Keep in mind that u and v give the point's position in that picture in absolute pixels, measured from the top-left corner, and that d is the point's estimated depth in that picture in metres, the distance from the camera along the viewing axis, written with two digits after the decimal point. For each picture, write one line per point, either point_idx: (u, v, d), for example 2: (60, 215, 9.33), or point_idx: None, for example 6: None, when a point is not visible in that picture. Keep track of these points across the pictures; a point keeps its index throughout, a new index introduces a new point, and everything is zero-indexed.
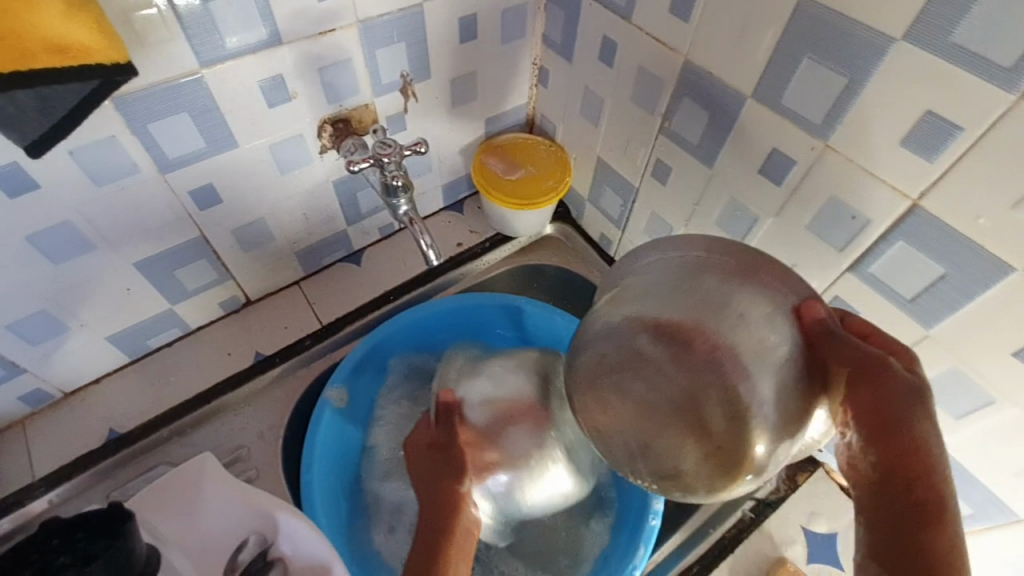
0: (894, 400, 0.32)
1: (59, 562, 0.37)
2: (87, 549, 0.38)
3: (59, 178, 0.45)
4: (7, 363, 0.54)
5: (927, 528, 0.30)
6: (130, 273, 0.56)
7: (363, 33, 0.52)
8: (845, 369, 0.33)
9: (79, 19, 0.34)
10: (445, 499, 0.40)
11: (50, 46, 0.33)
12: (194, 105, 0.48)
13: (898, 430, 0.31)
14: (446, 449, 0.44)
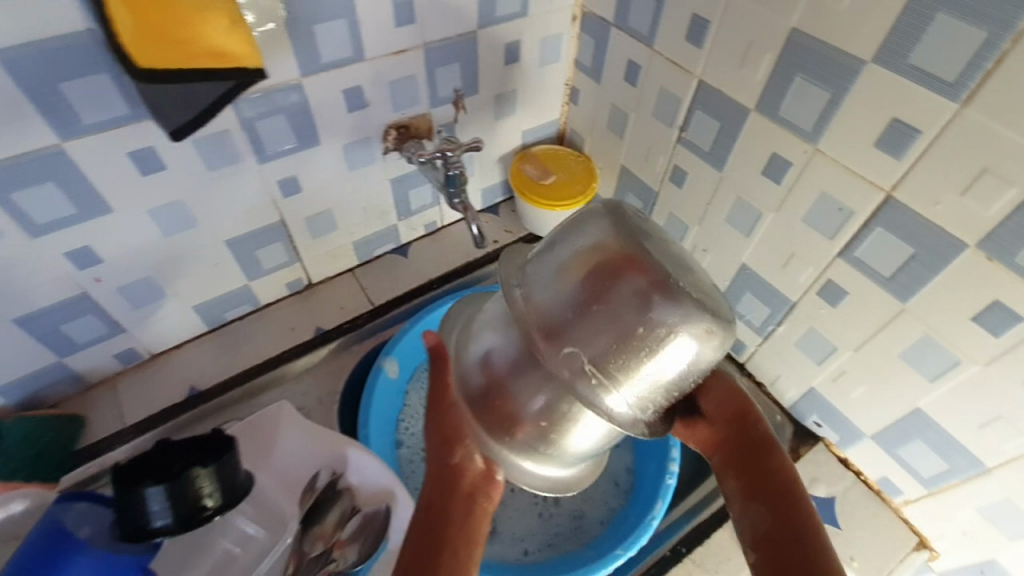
0: (739, 401, 0.51)
1: (176, 468, 0.44)
2: (200, 458, 0.45)
3: (181, 162, 0.55)
4: (113, 321, 0.64)
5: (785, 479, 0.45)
6: (222, 249, 0.65)
7: (428, 54, 0.63)
8: (708, 390, 0.52)
9: (239, 32, 0.43)
10: (447, 498, 0.45)
11: (214, 52, 0.42)
12: (291, 109, 0.58)
13: (750, 424, 0.49)
14: (443, 420, 0.50)
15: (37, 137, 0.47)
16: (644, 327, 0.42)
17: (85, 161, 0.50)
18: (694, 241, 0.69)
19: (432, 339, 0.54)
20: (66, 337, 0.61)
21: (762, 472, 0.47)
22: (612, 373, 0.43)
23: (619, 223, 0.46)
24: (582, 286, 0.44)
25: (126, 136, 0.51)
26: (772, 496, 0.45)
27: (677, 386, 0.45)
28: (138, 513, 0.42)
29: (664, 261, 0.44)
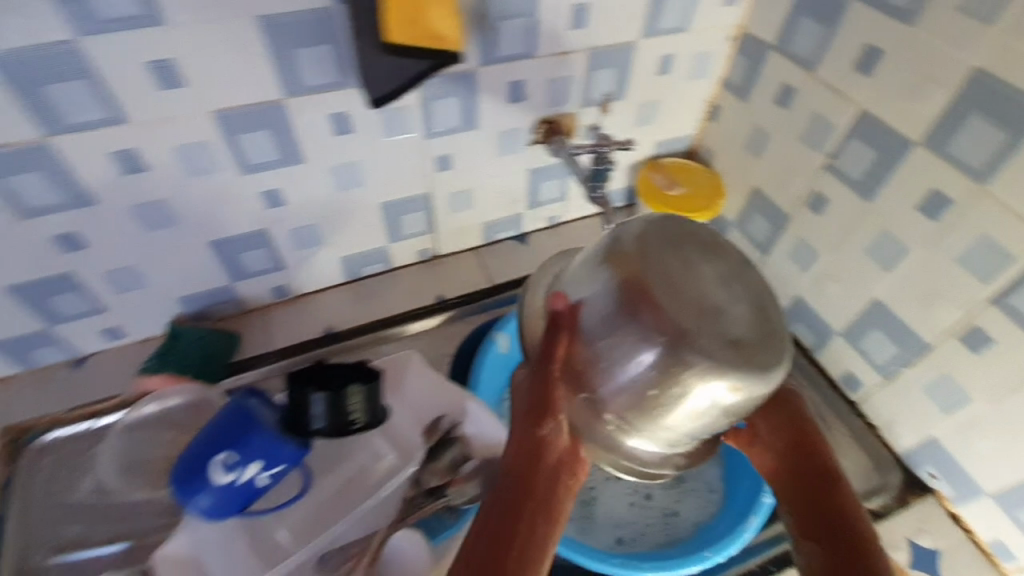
0: (808, 431, 0.53)
1: (336, 383, 0.51)
2: (356, 379, 0.52)
3: (364, 126, 0.63)
4: (278, 258, 0.74)
5: (851, 516, 0.47)
6: (376, 210, 0.73)
7: (591, 58, 0.67)
8: (772, 412, 0.54)
9: (451, 19, 0.49)
10: (528, 484, 0.45)
11: (430, 35, 0.49)
12: (463, 93, 0.64)
13: (815, 453, 0.51)
14: (542, 391, 0.46)
15: (267, 92, 0.56)
16: (654, 384, 0.45)
17: (295, 116, 0.59)
18: (822, 269, 0.69)
19: (561, 302, 0.48)
20: (241, 263, 0.72)
21: (826, 506, 0.48)
22: (631, 423, 0.47)
23: (638, 256, 0.47)
24: (605, 324, 0.46)
25: (331, 99, 0.59)
26: (837, 516, 0.48)
27: (707, 428, 0.47)
28: (302, 413, 0.50)
29: (688, 306, 0.45)
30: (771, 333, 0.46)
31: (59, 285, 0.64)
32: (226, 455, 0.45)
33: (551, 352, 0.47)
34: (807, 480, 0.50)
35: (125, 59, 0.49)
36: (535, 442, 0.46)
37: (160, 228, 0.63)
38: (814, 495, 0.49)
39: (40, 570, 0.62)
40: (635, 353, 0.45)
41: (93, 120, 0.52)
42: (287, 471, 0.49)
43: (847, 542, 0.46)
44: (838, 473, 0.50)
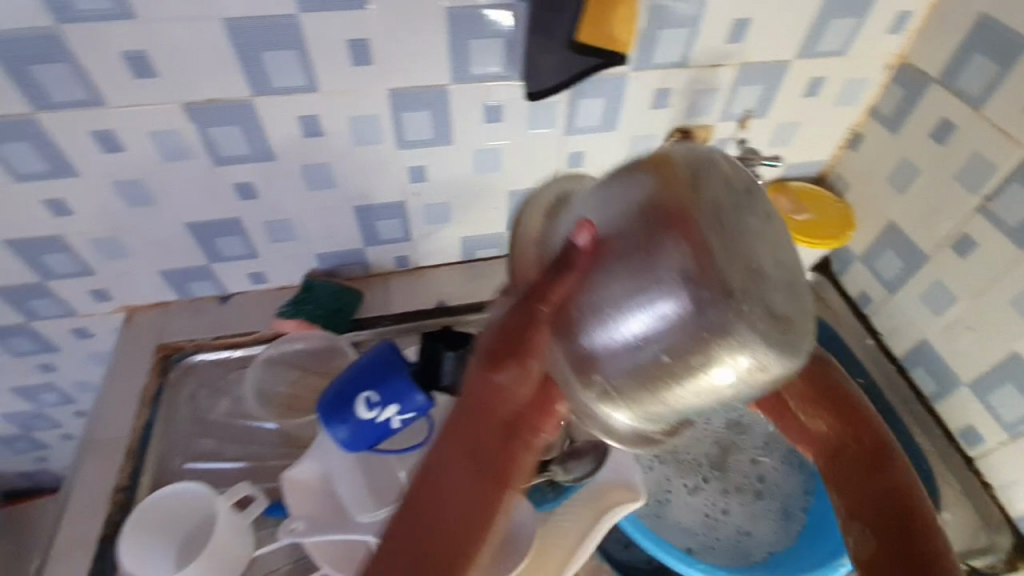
0: (856, 413, 0.59)
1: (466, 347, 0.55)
2: None
3: (516, 117, 0.67)
4: (409, 230, 0.79)
5: (909, 498, 0.55)
6: (506, 197, 0.77)
7: (742, 72, 0.68)
8: (810, 391, 0.59)
9: (630, 25, 0.52)
10: (479, 432, 0.45)
11: (607, 37, 0.52)
12: (612, 94, 0.67)
13: (865, 436, 0.58)
14: (516, 333, 0.43)
15: (440, 76, 0.61)
16: (662, 343, 0.38)
17: (457, 101, 0.64)
18: (959, 315, 0.70)
19: (586, 235, 0.41)
20: (376, 230, 0.78)
21: (880, 486, 0.56)
22: (621, 393, 0.40)
23: (690, 190, 0.39)
24: (624, 256, 0.39)
25: (494, 88, 0.63)
26: (885, 485, 0.56)
27: (699, 403, 0.40)
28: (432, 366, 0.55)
29: (723, 260, 0.38)
30: (790, 319, 0.39)
31: (228, 227, 0.73)
32: (366, 396, 0.52)
33: (561, 292, 0.42)
34: (857, 460, 0.57)
35: (330, 36, 0.55)
36: (499, 385, 0.45)
37: (320, 187, 0.70)
38: (865, 477, 0.57)
39: (176, 473, 0.70)
40: (655, 305, 0.38)
41: (293, 86, 0.59)
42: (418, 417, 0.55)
43: (894, 509, 0.55)
44: (891, 455, 0.57)
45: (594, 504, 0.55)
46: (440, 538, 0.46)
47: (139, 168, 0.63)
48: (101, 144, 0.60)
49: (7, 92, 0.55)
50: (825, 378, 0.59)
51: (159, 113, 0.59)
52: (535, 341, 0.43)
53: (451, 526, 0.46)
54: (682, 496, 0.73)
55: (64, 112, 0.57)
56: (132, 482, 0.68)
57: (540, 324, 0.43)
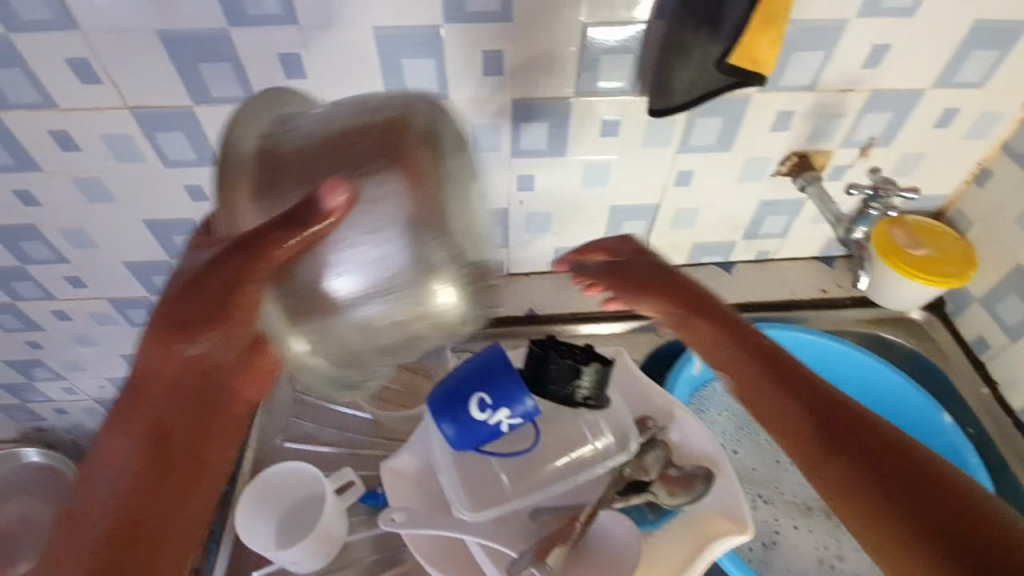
0: (725, 313, 0.59)
1: (570, 364, 0.53)
2: (585, 365, 0.53)
3: (630, 133, 0.67)
4: (507, 236, 0.81)
5: (867, 431, 0.47)
6: (607, 211, 0.78)
7: (869, 99, 0.66)
8: (720, 319, 0.59)
9: (772, 46, 0.52)
10: (177, 402, 0.45)
11: (746, 59, 0.52)
12: (731, 115, 0.66)
13: (777, 358, 0.55)
14: (239, 281, 0.41)
15: (566, 89, 0.62)
16: (398, 310, 0.42)
17: (576, 114, 0.65)
18: None
19: (339, 197, 0.38)
20: None
21: (802, 404, 0.51)
22: (320, 314, 0.43)
23: (402, 141, 0.40)
24: (343, 208, 0.38)
25: (614, 104, 0.64)
26: (792, 374, 0.53)
27: (400, 333, 0.43)
28: (538, 382, 0.53)
29: (442, 239, 0.41)
30: (487, 285, 0.44)
31: None
32: (479, 398, 0.53)
33: (266, 245, 0.39)
34: (807, 398, 0.51)
35: (468, 46, 0.58)
36: (178, 334, 0.44)
37: None
38: (829, 422, 0.49)
39: (275, 451, 0.73)
40: (379, 244, 0.40)
41: (425, 93, 0.62)
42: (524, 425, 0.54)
43: (823, 399, 0.50)
44: (794, 365, 0.54)
45: (698, 532, 0.55)
46: (127, 524, 0.42)
47: None
48: None
49: (176, 86, 0.60)
50: (694, 293, 0.61)
51: None
52: (241, 296, 0.42)
53: (151, 489, 0.43)
54: (790, 539, 0.76)
55: (219, 107, 0.62)
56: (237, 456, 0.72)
57: (240, 278, 0.41)
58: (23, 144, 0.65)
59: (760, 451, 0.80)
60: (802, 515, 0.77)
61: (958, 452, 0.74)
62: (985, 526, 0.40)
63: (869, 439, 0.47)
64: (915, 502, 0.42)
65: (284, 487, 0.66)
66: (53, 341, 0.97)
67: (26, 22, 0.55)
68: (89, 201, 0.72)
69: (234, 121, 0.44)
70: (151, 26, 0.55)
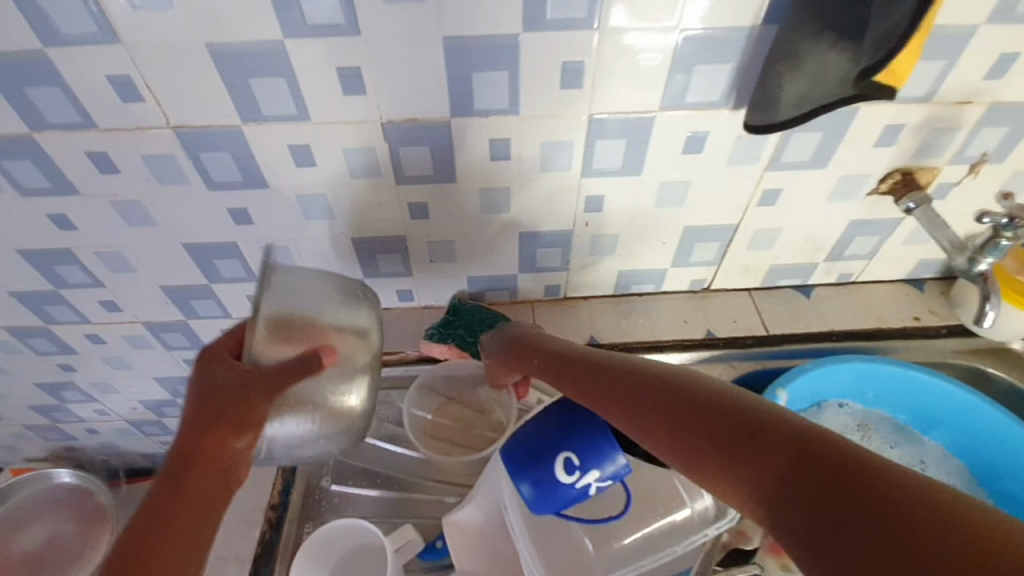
0: (571, 354, 0.50)
1: None
2: None
3: (717, 149, 0.61)
4: (568, 259, 0.75)
5: (729, 407, 0.33)
6: (680, 232, 0.71)
7: (990, 112, 0.58)
8: (564, 366, 0.49)
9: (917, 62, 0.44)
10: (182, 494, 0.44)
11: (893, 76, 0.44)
12: (831, 129, 0.59)
13: (610, 373, 0.44)
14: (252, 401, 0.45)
15: (650, 102, 0.56)
16: (324, 429, 0.49)
17: (658, 129, 0.59)
18: None
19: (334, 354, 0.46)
20: (535, 258, 0.74)
21: (653, 402, 0.38)
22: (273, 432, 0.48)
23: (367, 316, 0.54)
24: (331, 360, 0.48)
25: (700, 118, 0.58)
26: (610, 377, 0.43)
27: (317, 446, 0.50)
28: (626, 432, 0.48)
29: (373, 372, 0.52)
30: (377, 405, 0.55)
31: (392, 245, 0.71)
32: (565, 458, 0.46)
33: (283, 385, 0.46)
34: (641, 401, 0.39)
35: (547, 57, 0.52)
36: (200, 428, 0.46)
37: (490, 211, 0.67)
38: (675, 406, 0.36)
39: (322, 492, 0.68)
40: (338, 380, 0.49)
41: (494, 108, 0.56)
42: (612, 485, 0.48)
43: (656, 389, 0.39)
44: (615, 369, 0.43)
45: None
46: None
47: (325, 182, 0.63)
48: (294, 158, 0.61)
49: (224, 104, 0.55)
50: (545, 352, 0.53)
51: (360, 130, 0.58)
52: (243, 414, 0.45)
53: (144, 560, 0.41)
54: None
55: (269, 125, 0.57)
56: (283, 498, 0.67)
57: (258, 403, 0.45)
58: (60, 166, 0.61)
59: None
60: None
61: None
62: (971, 541, 0.22)
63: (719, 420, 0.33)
64: (830, 510, 0.26)
65: (340, 546, 0.61)
66: (87, 364, 0.93)
67: (66, 37, 0.50)
68: (127, 225, 0.68)
69: (270, 270, 0.49)
70: (199, 38, 0.51)
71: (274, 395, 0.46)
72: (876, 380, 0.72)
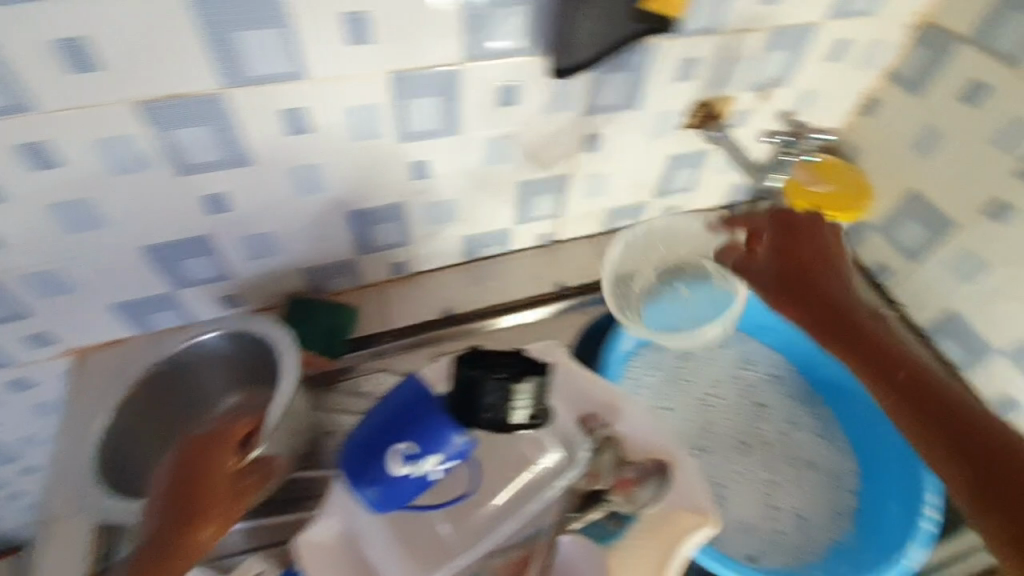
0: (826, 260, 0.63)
1: (499, 383, 0.43)
2: (518, 384, 0.44)
3: (530, 98, 0.59)
4: (408, 232, 0.70)
5: (946, 395, 0.55)
6: (514, 188, 0.69)
7: (769, 37, 0.62)
8: (824, 262, 0.64)
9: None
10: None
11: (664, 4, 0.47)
12: (635, 69, 0.60)
13: (862, 319, 0.60)
14: (225, 498, 0.52)
15: (449, 55, 0.52)
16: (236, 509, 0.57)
17: (469, 84, 0.55)
18: (994, 285, 0.65)
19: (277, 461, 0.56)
20: (371, 236, 0.69)
21: (908, 367, 0.57)
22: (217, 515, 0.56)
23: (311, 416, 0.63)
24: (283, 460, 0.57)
25: (509, 66, 0.55)
26: (880, 335, 0.60)
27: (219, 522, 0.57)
28: (467, 411, 0.44)
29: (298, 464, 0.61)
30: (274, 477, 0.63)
31: (198, 248, 0.62)
32: (398, 451, 0.43)
33: (248, 486, 0.53)
34: (915, 373, 0.57)
35: (321, 7, 0.46)
36: (197, 501, 0.51)
37: (307, 193, 0.60)
38: (918, 384, 0.56)
39: None
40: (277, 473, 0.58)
41: (273, 74, 0.49)
42: (459, 464, 0.46)
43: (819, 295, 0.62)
44: (881, 330, 0.60)
45: (663, 532, 0.50)
46: None
47: (82, 184, 0.52)
48: (28, 159, 0.49)
49: None
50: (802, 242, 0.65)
51: (109, 116, 0.48)
52: (217, 509, 0.52)
53: None
54: (736, 487, 0.69)
55: None
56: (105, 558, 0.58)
57: (230, 500, 0.52)
58: None
59: (694, 402, 0.74)
60: (743, 455, 0.71)
61: None
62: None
63: (924, 387, 0.56)
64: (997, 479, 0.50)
65: None
66: None
67: None
68: None
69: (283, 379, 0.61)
70: None
71: (239, 495, 0.53)
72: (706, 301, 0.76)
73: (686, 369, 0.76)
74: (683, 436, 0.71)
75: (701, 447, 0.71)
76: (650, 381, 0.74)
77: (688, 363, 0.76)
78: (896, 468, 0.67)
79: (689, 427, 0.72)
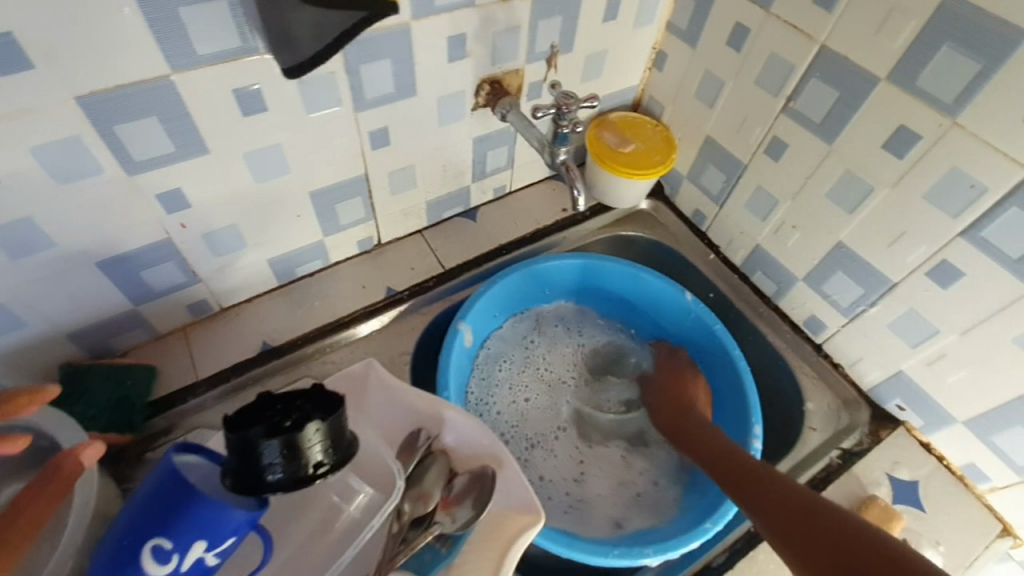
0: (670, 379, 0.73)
1: (282, 435, 0.39)
2: (305, 430, 0.39)
3: (281, 103, 0.52)
4: (191, 270, 0.62)
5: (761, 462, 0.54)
6: (306, 201, 0.63)
7: (535, 3, 0.60)
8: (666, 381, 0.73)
9: None
10: None
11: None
12: (397, 53, 0.55)
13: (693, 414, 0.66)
14: None
15: (149, 67, 0.44)
16: None
17: (190, 98, 0.47)
18: (783, 217, 0.69)
19: None
20: (144, 283, 0.59)
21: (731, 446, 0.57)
22: None
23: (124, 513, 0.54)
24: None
25: (236, 70, 0.48)
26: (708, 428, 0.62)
27: None
28: (252, 474, 0.39)
29: None
30: None
31: None
32: (153, 547, 0.38)
33: None
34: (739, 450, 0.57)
35: None
36: None
37: (28, 254, 0.50)
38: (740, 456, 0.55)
39: None
40: None
41: None
42: (239, 540, 0.41)
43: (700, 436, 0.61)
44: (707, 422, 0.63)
45: (495, 541, 0.47)
46: None
47: None
48: None
49: None
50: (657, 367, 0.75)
51: None
52: None
53: None
54: (595, 459, 0.73)
55: None
56: None
57: None
58: None
59: (548, 388, 0.77)
60: (598, 428, 0.76)
61: (706, 321, 0.73)
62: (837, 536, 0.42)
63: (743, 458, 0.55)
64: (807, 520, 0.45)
65: None
66: None
67: None
68: None
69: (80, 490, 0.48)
70: None
71: None
72: (540, 279, 0.75)
73: (535, 356, 0.78)
74: (540, 424, 0.74)
75: (559, 432, 0.75)
76: (505, 381, 0.76)
77: (535, 352, 0.79)
78: (734, 403, 0.70)
79: (541, 412, 0.75)
